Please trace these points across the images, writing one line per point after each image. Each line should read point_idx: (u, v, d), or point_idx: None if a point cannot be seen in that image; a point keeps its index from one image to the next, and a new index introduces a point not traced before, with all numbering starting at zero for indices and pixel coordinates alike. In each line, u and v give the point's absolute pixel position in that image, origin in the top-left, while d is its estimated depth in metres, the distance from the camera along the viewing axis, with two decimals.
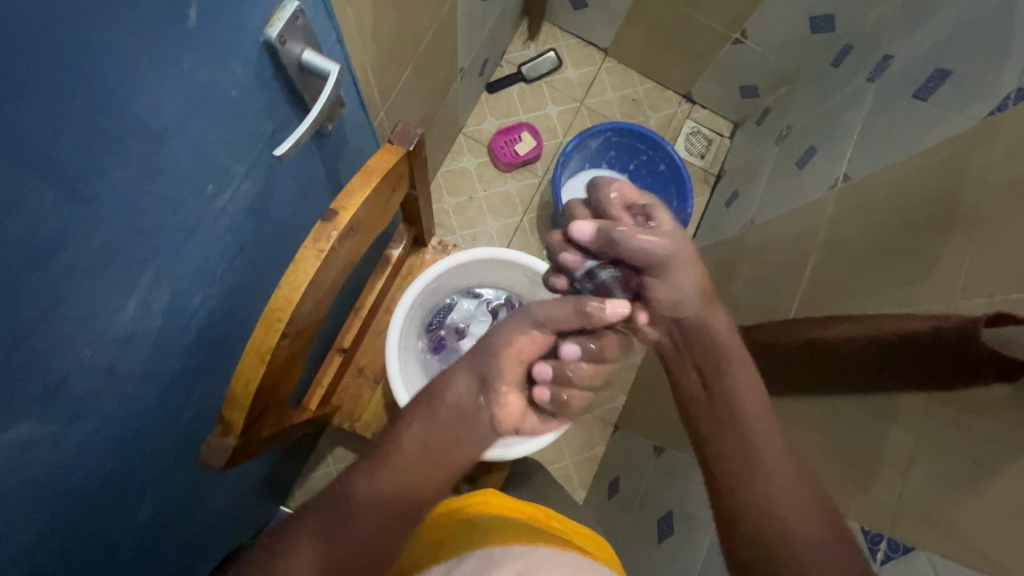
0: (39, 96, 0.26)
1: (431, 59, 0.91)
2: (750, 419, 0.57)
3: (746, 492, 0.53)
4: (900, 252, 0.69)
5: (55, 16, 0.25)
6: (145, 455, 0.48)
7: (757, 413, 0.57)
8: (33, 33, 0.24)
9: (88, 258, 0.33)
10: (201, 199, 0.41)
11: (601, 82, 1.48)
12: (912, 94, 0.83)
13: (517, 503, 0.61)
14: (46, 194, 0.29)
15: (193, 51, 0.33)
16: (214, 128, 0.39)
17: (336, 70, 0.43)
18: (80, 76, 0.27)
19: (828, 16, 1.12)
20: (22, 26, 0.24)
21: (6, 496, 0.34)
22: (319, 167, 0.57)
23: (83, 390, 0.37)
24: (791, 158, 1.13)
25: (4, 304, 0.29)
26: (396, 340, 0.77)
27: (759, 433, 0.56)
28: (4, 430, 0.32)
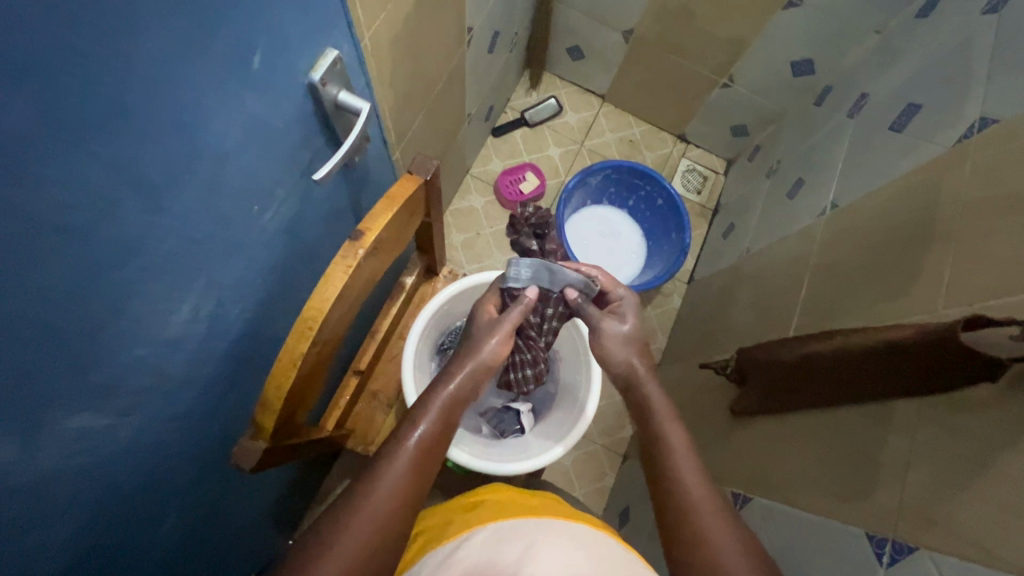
0: (138, 122, 0.32)
1: (442, 104, 0.99)
2: (705, 503, 0.52)
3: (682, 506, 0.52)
4: (886, 268, 0.74)
5: (152, 58, 0.31)
6: (176, 459, 0.52)
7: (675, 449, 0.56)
8: (142, 71, 0.31)
9: (153, 262, 0.38)
10: (247, 218, 0.46)
11: (599, 125, 1.58)
12: (888, 126, 0.90)
13: (517, 494, 0.66)
14: (134, 203, 0.34)
15: (254, 88, 0.40)
16: (264, 157, 0.45)
17: (366, 108, 0.49)
18: (170, 105, 0.33)
19: (808, 60, 1.20)
20: (131, 68, 0.30)
21: (63, 478, 0.38)
22: (344, 196, 0.63)
23: (136, 386, 0.42)
24: (782, 190, 1.20)
25: (91, 296, 0.34)
26: (411, 360, 0.81)
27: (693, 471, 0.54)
28: (71, 414, 0.36)
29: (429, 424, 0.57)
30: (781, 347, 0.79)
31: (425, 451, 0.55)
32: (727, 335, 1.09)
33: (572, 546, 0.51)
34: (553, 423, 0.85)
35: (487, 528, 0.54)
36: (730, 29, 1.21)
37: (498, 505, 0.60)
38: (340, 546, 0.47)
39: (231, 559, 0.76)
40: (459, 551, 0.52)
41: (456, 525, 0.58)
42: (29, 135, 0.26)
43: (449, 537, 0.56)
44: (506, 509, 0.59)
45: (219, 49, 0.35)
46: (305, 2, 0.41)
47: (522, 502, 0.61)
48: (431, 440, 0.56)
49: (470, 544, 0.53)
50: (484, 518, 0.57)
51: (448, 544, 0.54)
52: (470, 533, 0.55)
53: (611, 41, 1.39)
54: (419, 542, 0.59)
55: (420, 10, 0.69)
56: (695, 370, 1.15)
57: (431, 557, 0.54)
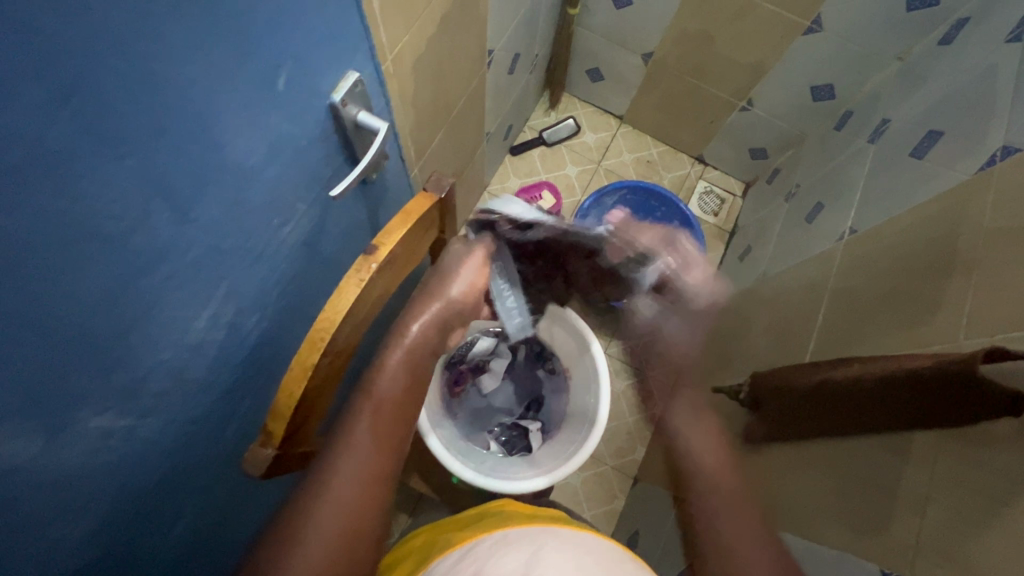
0: (171, 138, 0.34)
1: (461, 123, 1.02)
2: None
3: None
4: (906, 296, 0.72)
5: (185, 80, 0.33)
6: (189, 464, 0.53)
7: None
8: (176, 91, 0.32)
9: (178, 271, 0.40)
10: (269, 230, 0.48)
11: (617, 145, 1.59)
12: (909, 153, 0.89)
13: (526, 508, 0.67)
14: (163, 214, 0.36)
15: (278, 108, 0.42)
16: (287, 173, 0.46)
17: (385, 127, 0.51)
18: (202, 122, 0.35)
19: (829, 85, 1.20)
20: (165, 89, 0.32)
21: (81, 477, 0.39)
22: (363, 210, 0.65)
23: (156, 390, 0.43)
24: (800, 214, 1.19)
25: (119, 300, 0.36)
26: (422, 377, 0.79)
27: None
28: (93, 415, 0.38)
29: (383, 386, 0.58)
30: (797, 374, 0.78)
31: (377, 423, 0.56)
32: (742, 359, 1.08)
33: (578, 551, 0.52)
34: (560, 442, 0.84)
35: (495, 536, 0.55)
36: (749, 53, 1.22)
37: (505, 518, 0.61)
38: (314, 538, 0.48)
39: None
40: (468, 556, 0.53)
41: (465, 536, 0.59)
42: (70, 147, 0.28)
43: (456, 546, 0.57)
44: (513, 521, 0.60)
45: (248, 71, 0.37)
46: (330, 28, 0.43)
47: (531, 517, 0.62)
48: (384, 414, 0.57)
49: (474, 551, 0.54)
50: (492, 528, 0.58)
51: (457, 550, 0.55)
52: (477, 540, 0.55)
53: (630, 64, 1.41)
54: (429, 553, 0.60)
55: (443, 34, 0.71)
56: (708, 394, 1.13)
57: (442, 562, 0.55)
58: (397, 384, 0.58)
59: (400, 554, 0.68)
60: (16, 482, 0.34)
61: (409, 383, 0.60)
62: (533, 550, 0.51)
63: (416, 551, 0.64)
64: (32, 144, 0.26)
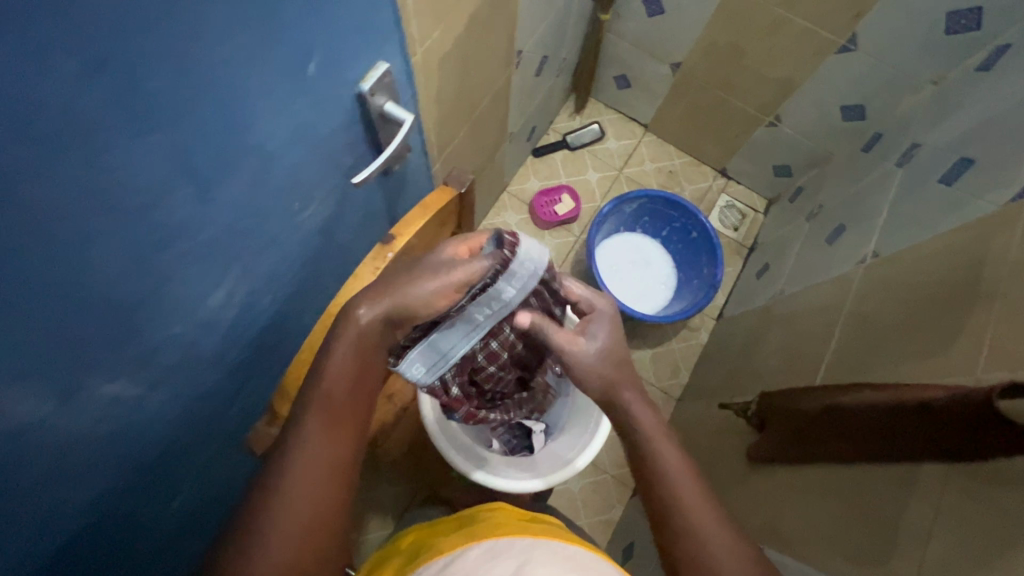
0: (197, 115, 0.35)
1: (484, 122, 1.02)
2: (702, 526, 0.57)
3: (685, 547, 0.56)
4: (926, 325, 0.71)
5: (216, 60, 0.33)
6: (194, 437, 0.54)
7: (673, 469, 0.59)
8: (205, 69, 0.33)
9: (195, 248, 0.40)
10: (288, 213, 0.49)
11: (640, 154, 1.58)
12: (938, 179, 0.87)
13: (517, 511, 0.68)
14: (186, 191, 0.37)
15: (305, 93, 0.42)
16: (310, 158, 0.47)
17: (409, 119, 0.51)
18: (229, 102, 0.36)
19: (860, 106, 1.18)
20: (196, 67, 0.32)
21: (92, 440, 0.41)
22: (381, 201, 0.66)
23: (168, 362, 0.44)
24: (821, 235, 1.17)
25: (138, 271, 0.37)
26: None
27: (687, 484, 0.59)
28: (105, 382, 0.39)
29: (338, 367, 0.54)
30: (807, 396, 0.77)
31: (334, 419, 0.54)
32: (751, 377, 1.06)
33: (563, 565, 0.52)
34: (550, 454, 0.82)
35: (483, 544, 0.55)
36: (779, 69, 1.20)
37: (495, 522, 0.61)
38: (270, 541, 0.50)
39: None
40: (454, 564, 0.53)
41: (453, 540, 0.59)
42: (100, 119, 0.29)
43: (442, 552, 0.57)
44: (500, 527, 0.59)
45: (278, 55, 0.38)
46: (363, 18, 0.43)
47: (520, 522, 0.62)
48: (334, 416, 0.54)
49: (459, 560, 0.54)
50: (479, 534, 0.58)
51: (444, 557, 0.55)
52: (463, 548, 0.55)
53: (659, 73, 1.40)
54: (417, 556, 0.60)
55: (471, 32, 0.72)
56: (715, 410, 1.12)
57: (428, 568, 0.55)
58: (349, 372, 0.54)
59: (391, 550, 0.69)
60: (29, 439, 0.35)
61: (365, 361, 0.55)
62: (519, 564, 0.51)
63: (406, 550, 0.65)
64: (64, 111, 0.27)
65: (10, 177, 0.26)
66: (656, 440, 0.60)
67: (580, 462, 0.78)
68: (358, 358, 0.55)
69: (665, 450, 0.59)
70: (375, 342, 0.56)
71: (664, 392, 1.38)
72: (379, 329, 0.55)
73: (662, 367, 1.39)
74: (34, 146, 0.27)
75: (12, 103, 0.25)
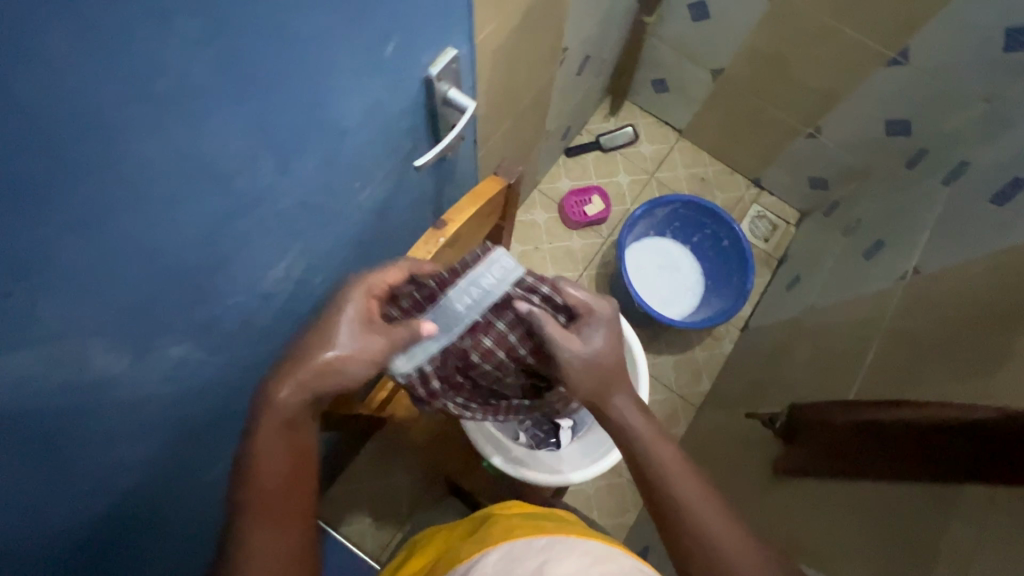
0: (287, 88, 0.36)
1: (524, 117, 1.02)
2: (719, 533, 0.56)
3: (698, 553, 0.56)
4: (973, 345, 0.69)
5: (311, 34, 0.34)
6: (239, 406, 0.56)
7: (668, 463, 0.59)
8: (300, 42, 0.34)
9: (268, 218, 0.42)
10: (351, 192, 0.50)
11: (673, 159, 1.57)
12: (988, 199, 0.85)
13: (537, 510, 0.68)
14: (268, 161, 0.38)
15: (382, 73, 0.43)
16: (376, 139, 0.48)
17: (472, 107, 0.52)
18: (316, 76, 0.37)
19: (906, 121, 1.16)
20: (292, 39, 0.33)
21: (155, 398, 0.43)
22: (429, 188, 0.66)
23: (228, 330, 0.46)
24: (858, 250, 1.15)
25: (220, 238, 0.38)
26: None
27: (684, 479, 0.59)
28: (174, 343, 0.41)
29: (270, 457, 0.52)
30: (841, 411, 0.76)
31: (274, 510, 0.52)
32: (778, 390, 1.05)
33: (586, 562, 0.51)
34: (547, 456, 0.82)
35: (501, 547, 0.56)
36: (824, 80, 1.19)
37: (512, 521, 0.62)
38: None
39: None
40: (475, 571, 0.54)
41: (475, 545, 0.60)
42: (205, 83, 0.30)
43: (465, 558, 0.58)
44: (520, 527, 0.60)
45: (364, 33, 0.38)
46: (440, 3, 0.44)
47: (539, 520, 0.63)
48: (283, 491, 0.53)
49: (481, 566, 0.54)
50: (500, 535, 0.59)
51: (465, 563, 0.57)
52: (485, 554, 0.56)
53: (698, 78, 1.39)
54: (439, 563, 0.62)
55: (524, 25, 0.72)
56: (739, 420, 1.11)
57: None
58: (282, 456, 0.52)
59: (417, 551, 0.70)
60: (103, 390, 0.37)
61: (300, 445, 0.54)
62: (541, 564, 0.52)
63: (431, 553, 0.66)
64: (176, 74, 0.28)
65: (114, 131, 0.27)
66: (652, 443, 0.60)
67: (570, 476, 0.78)
68: (297, 434, 0.53)
69: (664, 453, 0.60)
70: (307, 423, 0.54)
71: (684, 400, 1.36)
72: (308, 414, 0.54)
73: (684, 374, 1.38)
74: (143, 104, 0.28)
75: (132, 61, 0.26)
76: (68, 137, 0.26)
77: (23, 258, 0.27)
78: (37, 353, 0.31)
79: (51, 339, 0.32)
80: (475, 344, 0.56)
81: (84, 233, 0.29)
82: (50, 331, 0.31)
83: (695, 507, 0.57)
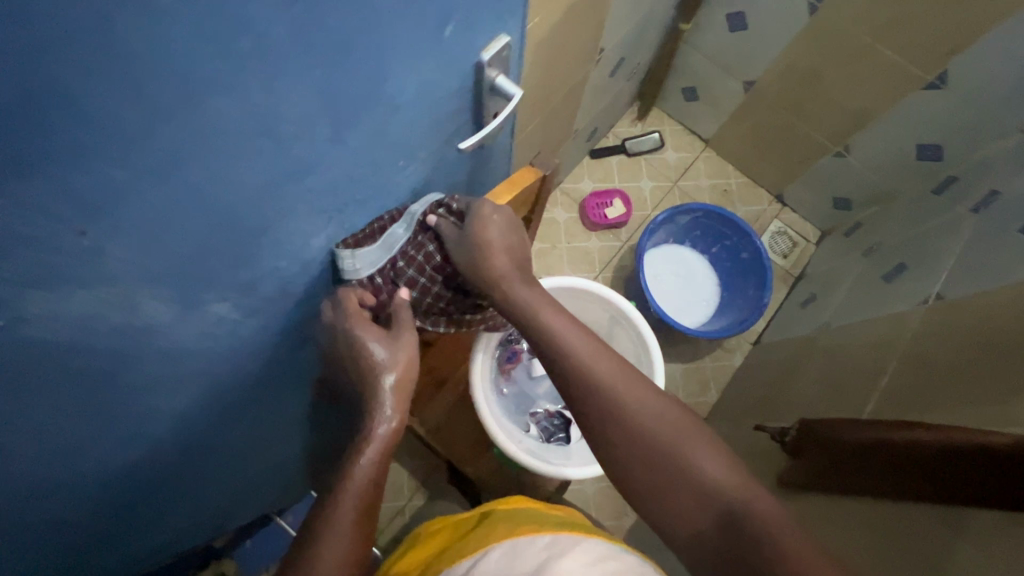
0: (353, 60, 0.37)
1: (556, 114, 1.02)
2: (671, 438, 0.52)
3: (636, 468, 0.52)
4: (992, 372, 0.69)
5: (381, 10, 0.36)
6: (262, 367, 0.58)
7: (604, 375, 0.55)
8: (370, 17, 0.35)
9: (315, 186, 0.44)
10: (391, 169, 0.52)
11: (697, 168, 1.56)
12: (1018, 228, 0.84)
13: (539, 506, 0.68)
14: (324, 130, 0.40)
15: (438, 54, 0.44)
16: (422, 120, 0.49)
17: (518, 95, 0.53)
18: (380, 51, 0.38)
19: (937, 146, 1.15)
20: (363, 14, 0.35)
21: (193, 350, 0.45)
22: (462, 174, 0.68)
23: (265, 292, 0.49)
24: (879, 272, 1.14)
25: (271, 200, 0.40)
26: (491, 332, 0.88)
27: (626, 393, 0.54)
28: (218, 301, 0.44)
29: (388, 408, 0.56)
30: (848, 428, 0.76)
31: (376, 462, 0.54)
32: (787, 405, 1.04)
33: (587, 559, 0.50)
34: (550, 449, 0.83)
35: (504, 544, 0.56)
36: (856, 99, 1.18)
37: (514, 519, 0.61)
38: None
39: (255, 482, 0.81)
40: (478, 567, 0.54)
41: (474, 541, 0.60)
42: (279, 47, 0.31)
43: (467, 554, 0.58)
44: (521, 523, 0.59)
45: (429, 14, 0.39)
46: None
47: (540, 516, 0.62)
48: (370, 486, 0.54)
49: (483, 561, 0.54)
50: (500, 532, 0.58)
51: (467, 560, 0.56)
52: (487, 549, 0.56)
53: (730, 89, 1.39)
54: (440, 559, 0.61)
55: (567, 21, 0.72)
56: (746, 432, 1.10)
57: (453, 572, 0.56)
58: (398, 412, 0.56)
59: (423, 538, 0.71)
60: (151, 337, 0.40)
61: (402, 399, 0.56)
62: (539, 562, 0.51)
63: (437, 543, 0.67)
64: (256, 38, 0.30)
65: (195, 85, 0.29)
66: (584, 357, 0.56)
67: (568, 473, 0.78)
68: (400, 398, 0.56)
69: (589, 353, 0.57)
70: (409, 394, 0.57)
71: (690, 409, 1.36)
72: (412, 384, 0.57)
73: (692, 384, 1.38)
74: (223, 62, 0.29)
75: (222, 21, 0.28)
76: (157, 88, 0.27)
77: (101, 202, 0.29)
78: (99, 293, 0.33)
79: (111, 280, 0.33)
80: (407, 265, 0.61)
81: (157, 185, 0.31)
82: (112, 274, 0.33)
83: (638, 412, 0.53)
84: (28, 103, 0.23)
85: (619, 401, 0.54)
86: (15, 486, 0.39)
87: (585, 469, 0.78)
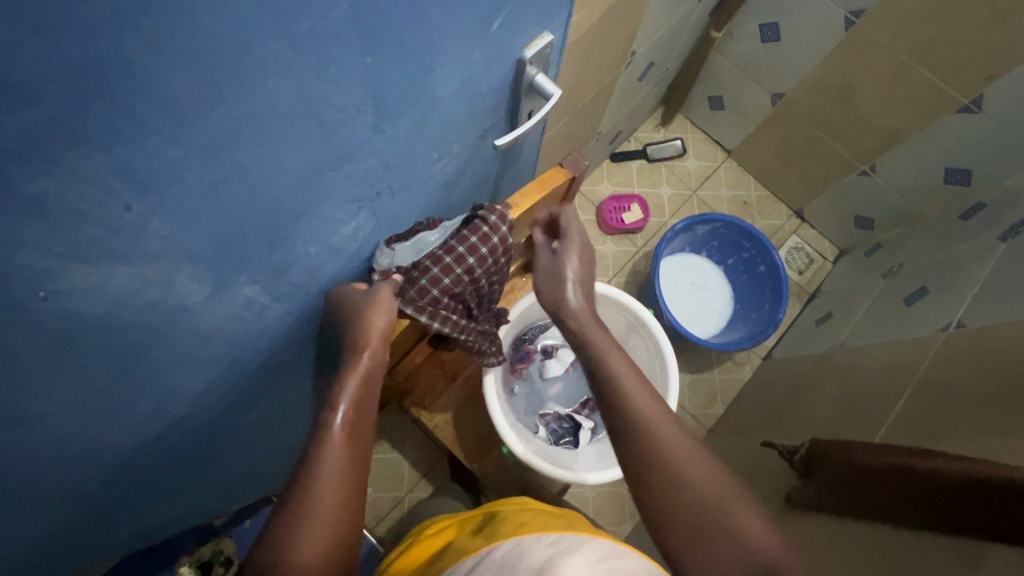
0: (403, 48, 0.37)
1: (583, 116, 1.02)
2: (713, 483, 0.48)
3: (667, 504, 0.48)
4: (1013, 403, 0.68)
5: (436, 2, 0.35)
6: (282, 352, 0.58)
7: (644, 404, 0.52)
8: (425, 7, 0.35)
9: (351, 174, 0.43)
10: (426, 161, 0.52)
11: (717, 178, 1.55)
12: None
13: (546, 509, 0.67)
14: (367, 118, 0.39)
15: (484, 48, 0.44)
16: (459, 114, 0.49)
17: (556, 95, 0.53)
18: (430, 41, 0.38)
19: (967, 170, 1.13)
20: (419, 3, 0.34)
21: (221, 332, 0.45)
22: (489, 170, 0.67)
23: (293, 277, 0.48)
24: (900, 294, 1.12)
25: (310, 186, 0.40)
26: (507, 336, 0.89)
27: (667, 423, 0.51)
28: (248, 283, 0.44)
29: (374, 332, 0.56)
30: (864, 450, 0.75)
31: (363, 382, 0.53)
32: (797, 422, 1.03)
33: (593, 556, 0.50)
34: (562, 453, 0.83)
35: (509, 542, 0.55)
36: (887, 118, 1.17)
37: (519, 519, 0.61)
38: (308, 531, 0.44)
39: (261, 464, 0.81)
40: (481, 565, 0.53)
41: (480, 539, 0.60)
42: (334, 33, 0.31)
43: (473, 551, 0.57)
44: (528, 523, 0.59)
45: (480, 6, 0.39)
46: None
47: (548, 518, 0.61)
48: (356, 412, 0.51)
49: (488, 559, 0.54)
50: (506, 531, 0.58)
51: (471, 558, 0.56)
52: (492, 547, 0.56)
53: (757, 101, 1.37)
54: (444, 557, 0.61)
55: (604, 22, 0.72)
56: (752, 447, 1.09)
57: (457, 569, 0.56)
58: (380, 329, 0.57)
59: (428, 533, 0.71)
60: (182, 317, 0.40)
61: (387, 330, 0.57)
62: (545, 561, 0.50)
63: (443, 540, 0.67)
64: (315, 21, 0.30)
65: (253, 65, 0.29)
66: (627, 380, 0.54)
67: (582, 476, 0.77)
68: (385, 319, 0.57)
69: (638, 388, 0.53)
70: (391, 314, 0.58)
71: (696, 420, 1.36)
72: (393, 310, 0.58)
73: (699, 395, 1.37)
74: (281, 43, 0.29)
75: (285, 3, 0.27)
76: (218, 66, 0.27)
77: (148, 177, 0.29)
78: (138, 270, 0.33)
79: (150, 257, 0.33)
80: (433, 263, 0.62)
81: (206, 163, 0.31)
82: (151, 250, 0.33)
83: (677, 447, 0.50)
84: (97, 74, 0.23)
85: (663, 440, 0.50)
86: (39, 457, 0.40)
87: (599, 473, 0.77)
